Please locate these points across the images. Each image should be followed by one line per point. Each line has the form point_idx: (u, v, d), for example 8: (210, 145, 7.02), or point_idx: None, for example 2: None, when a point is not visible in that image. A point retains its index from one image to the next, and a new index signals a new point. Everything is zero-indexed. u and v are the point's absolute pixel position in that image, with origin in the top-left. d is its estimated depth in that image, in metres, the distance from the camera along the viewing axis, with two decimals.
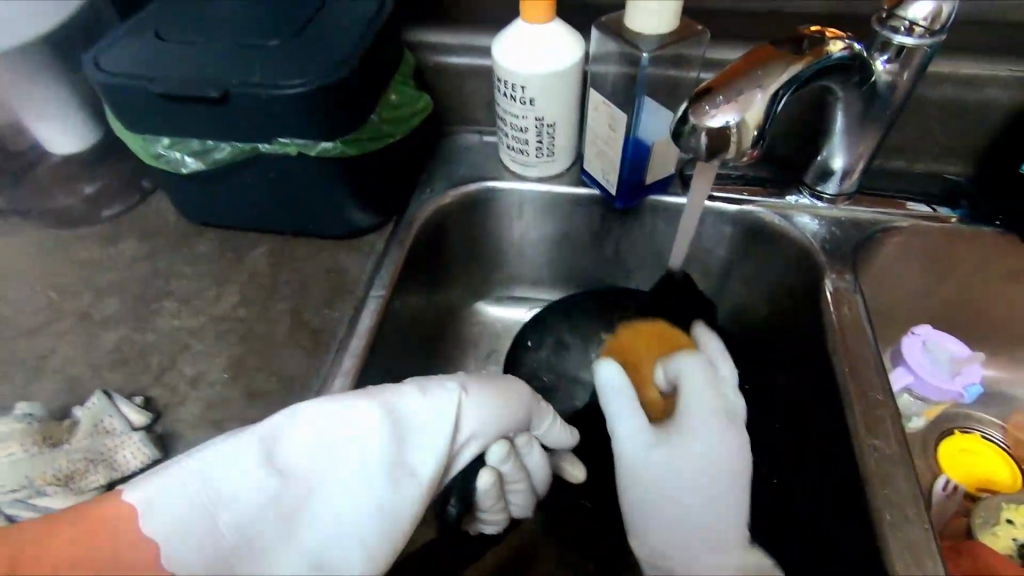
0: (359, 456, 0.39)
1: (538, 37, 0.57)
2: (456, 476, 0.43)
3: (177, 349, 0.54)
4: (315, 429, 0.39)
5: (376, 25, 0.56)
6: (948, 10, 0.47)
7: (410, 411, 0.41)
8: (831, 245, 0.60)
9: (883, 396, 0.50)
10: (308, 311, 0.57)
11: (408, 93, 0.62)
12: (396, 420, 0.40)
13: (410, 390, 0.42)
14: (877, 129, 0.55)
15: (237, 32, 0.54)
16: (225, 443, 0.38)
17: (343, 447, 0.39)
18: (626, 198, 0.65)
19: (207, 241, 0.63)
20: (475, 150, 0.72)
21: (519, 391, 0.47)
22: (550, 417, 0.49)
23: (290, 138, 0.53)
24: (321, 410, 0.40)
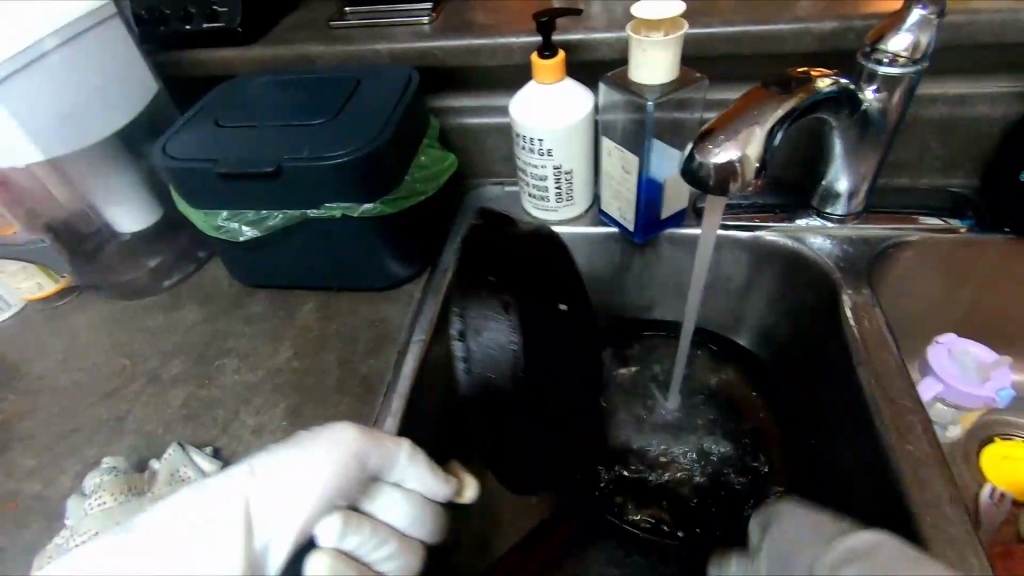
0: (194, 553, 0.40)
1: (551, 95, 0.63)
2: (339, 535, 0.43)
3: (240, 401, 0.58)
4: (154, 535, 0.41)
5: (405, 98, 0.62)
6: (925, 41, 0.52)
7: (271, 477, 0.43)
8: (845, 262, 0.63)
9: (911, 402, 0.51)
10: (356, 358, 0.61)
11: (434, 154, 0.68)
12: (233, 511, 0.41)
13: (243, 476, 0.43)
14: (875, 151, 0.59)
15: (286, 115, 0.61)
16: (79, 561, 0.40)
17: (191, 534, 0.41)
18: (645, 233, 0.69)
19: (259, 301, 0.69)
20: (498, 200, 0.77)
21: (343, 450, 0.44)
22: (402, 460, 0.47)
23: (336, 203, 0.58)
24: (153, 518, 0.41)
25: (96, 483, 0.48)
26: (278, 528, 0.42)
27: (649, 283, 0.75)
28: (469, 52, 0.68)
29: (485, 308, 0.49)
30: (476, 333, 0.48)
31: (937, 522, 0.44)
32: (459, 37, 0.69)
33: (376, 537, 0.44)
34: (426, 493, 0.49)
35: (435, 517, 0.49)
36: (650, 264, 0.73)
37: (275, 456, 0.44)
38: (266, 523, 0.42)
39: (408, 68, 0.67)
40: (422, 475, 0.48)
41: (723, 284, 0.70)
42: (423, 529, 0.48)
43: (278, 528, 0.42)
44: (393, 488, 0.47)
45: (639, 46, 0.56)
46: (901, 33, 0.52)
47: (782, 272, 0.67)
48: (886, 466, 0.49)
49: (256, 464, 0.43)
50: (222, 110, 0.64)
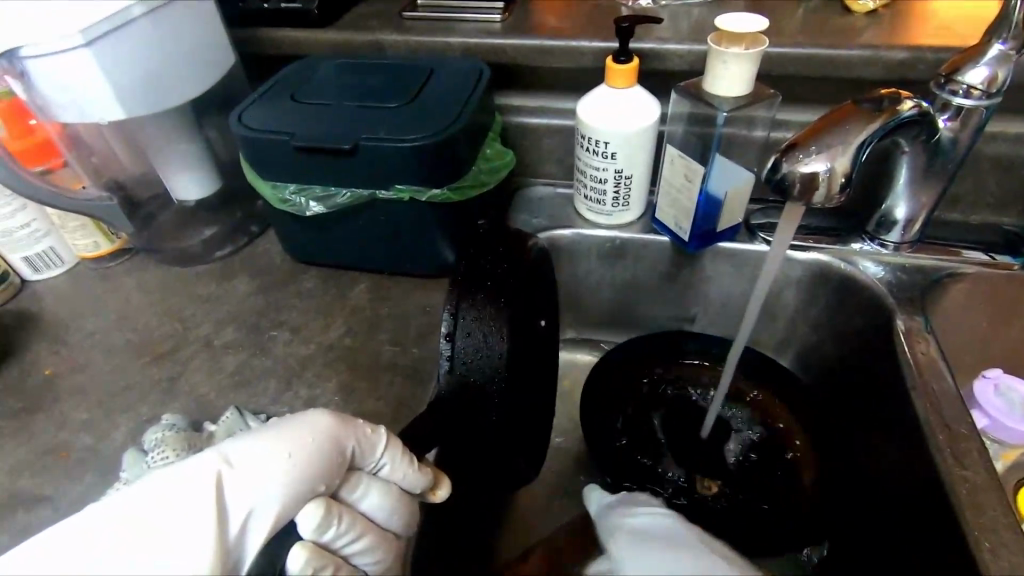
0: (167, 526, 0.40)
1: (621, 100, 0.64)
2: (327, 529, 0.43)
3: (292, 373, 0.59)
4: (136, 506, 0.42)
5: (479, 91, 0.63)
6: (1004, 76, 0.52)
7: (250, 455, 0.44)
8: (898, 288, 0.64)
9: (966, 429, 0.52)
10: (408, 341, 0.62)
11: (497, 149, 0.69)
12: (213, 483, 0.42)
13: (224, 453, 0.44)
14: (940, 179, 0.60)
15: (362, 98, 0.62)
16: (59, 531, 0.41)
17: (169, 504, 0.42)
18: (698, 244, 0.69)
19: (311, 277, 0.69)
20: (548, 201, 0.78)
21: (316, 433, 0.45)
22: (378, 449, 0.46)
23: (406, 185, 0.59)
24: (138, 493, 0.42)
25: (157, 437, 0.49)
26: (253, 506, 0.42)
27: (693, 295, 0.76)
28: (540, 52, 0.70)
29: (479, 312, 0.50)
30: (465, 333, 0.49)
31: (994, 549, 0.45)
32: (531, 37, 0.70)
33: (353, 530, 0.44)
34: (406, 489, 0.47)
35: (410, 510, 0.48)
36: (697, 276, 0.74)
37: (245, 442, 0.45)
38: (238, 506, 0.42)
39: (480, 63, 0.68)
40: (400, 466, 0.46)
41: (770, 302, 0.71)
42: (399, 521, 0.47)
43: (250, 510, 0.42)
44: (372, 480, 0.46)
45: (718, 58, 0.57)
46: (979, 66, 0.53)
47: (832, 295, 0.67)
48: (940, 490, 0.49)
49: (227, 453, 0.44)
50: (298, 86, 0.65)
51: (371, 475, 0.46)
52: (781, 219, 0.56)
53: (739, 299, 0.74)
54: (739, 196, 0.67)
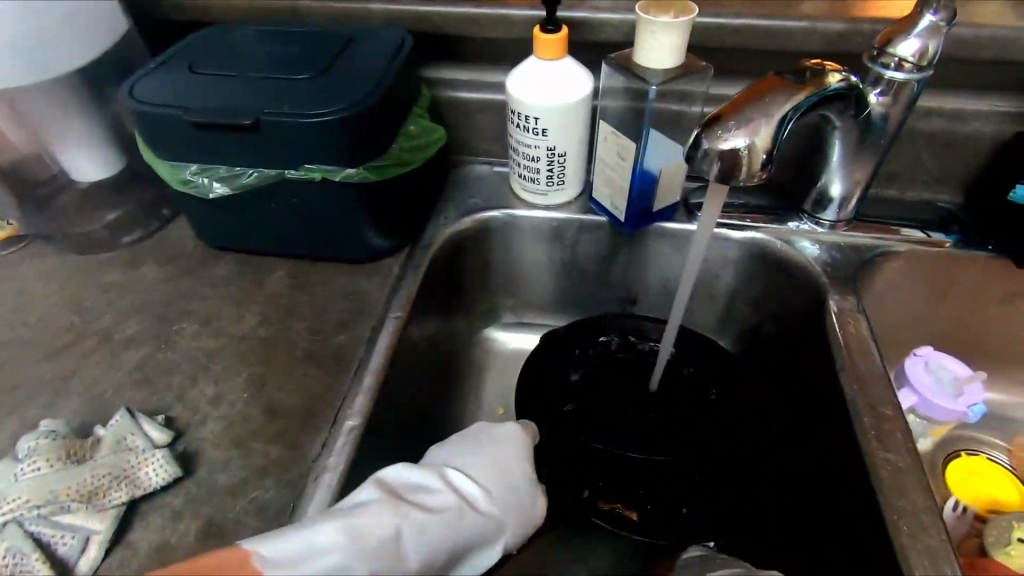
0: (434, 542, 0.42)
1: (550, 72, 0.60)
2: None
3: (198, 369, 0.54)
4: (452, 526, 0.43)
5: (398, 63, 0.59)
6: (933, 48, 0.51)
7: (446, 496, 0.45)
8: (833, 268, 0.63)
9: (893, 411, 0.51)
10: (326, 331, 0.58)
11: (424, 124, 0.65)
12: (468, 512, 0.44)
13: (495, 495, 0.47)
14: (873, 155, 0.58)
15: (268, 69, 0.57)
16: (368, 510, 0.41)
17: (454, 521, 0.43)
18: (635, 224, 0.67)
19: (225, 264, 0.65)
20: (484, 179, 0.74)
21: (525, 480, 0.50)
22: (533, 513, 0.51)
23: (317, 164, 0.55)
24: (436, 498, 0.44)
25: (30, 446, 0.45)
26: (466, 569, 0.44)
27: (634, 276, 0.74)
28: (468, 21, 0.65)
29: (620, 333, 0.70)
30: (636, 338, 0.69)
31: (913, 532, 0.44)
32: (458, 4, 0.65)
33: None
34: None
35: None
36: (636, 257, 0.72)
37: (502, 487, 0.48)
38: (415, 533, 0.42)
39: (403, 31, 0.63)
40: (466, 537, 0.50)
41: (709, 283, 0.70)
42: None
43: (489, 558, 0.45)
44: None
45: (646, 28, 0.54)
46: (910, 38, 0.51)
47: (769, 276, 0.66)
48: (864, 473, 0.49)
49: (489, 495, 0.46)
50: (198, 55, 0.59)
51: None
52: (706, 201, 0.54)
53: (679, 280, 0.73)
54: (674, 172, 0.64)
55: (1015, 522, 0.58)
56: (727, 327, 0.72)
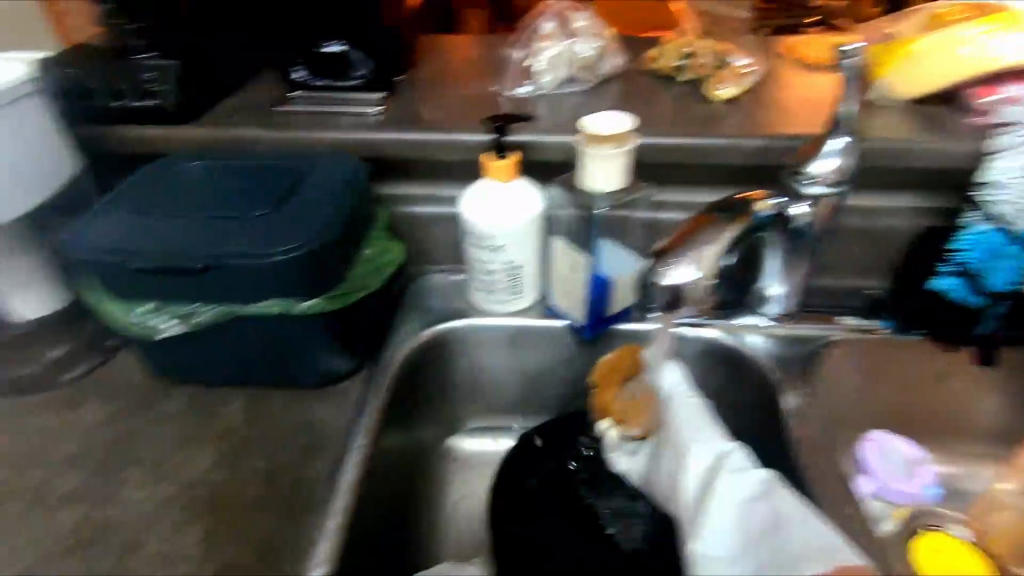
0: None
1: (500, 195, 0.63)
2: None
3: (144, 524, 0.51)
4: None
5: (352, 193, 0.61)
6: (843, 166, 0.57)
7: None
8: (781, 361, 0.66)
9: (856, 509, 0.53)
10: (285, 468, 0.55)
11: (382, 244, 0.67)
12: None
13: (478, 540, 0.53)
14: (805, 259, 0.64)
15: (224, 205, 0.57)
16: None
17: None
18: (594, 329, 0.69)
19: (176, 397, 0.62)
20: (443, 289, 0.75)
21: None
22: None
23: (274, 299, 0.55)
24: None
25: None
26: None
27: (595, 376, 0.75)
28: (421, 145, 0.69)
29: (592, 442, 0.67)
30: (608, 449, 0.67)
31: None
32: (411, 130, 0.69)
33: None
34: None
35: None
36: (596, 357, 0.73)
37: None
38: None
39: (357, 160, 0.66)
40: None
41: None
42: None
43: None
44: None
45: (588, 158, 0.58)
46: (824, 158, 0.57)
47: (724, 370, 0.69)
48: None
49: None
50: (150, 193, 0.59)
51: None
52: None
53: None
54: (626, 281, 0.68)
55: None
56: None
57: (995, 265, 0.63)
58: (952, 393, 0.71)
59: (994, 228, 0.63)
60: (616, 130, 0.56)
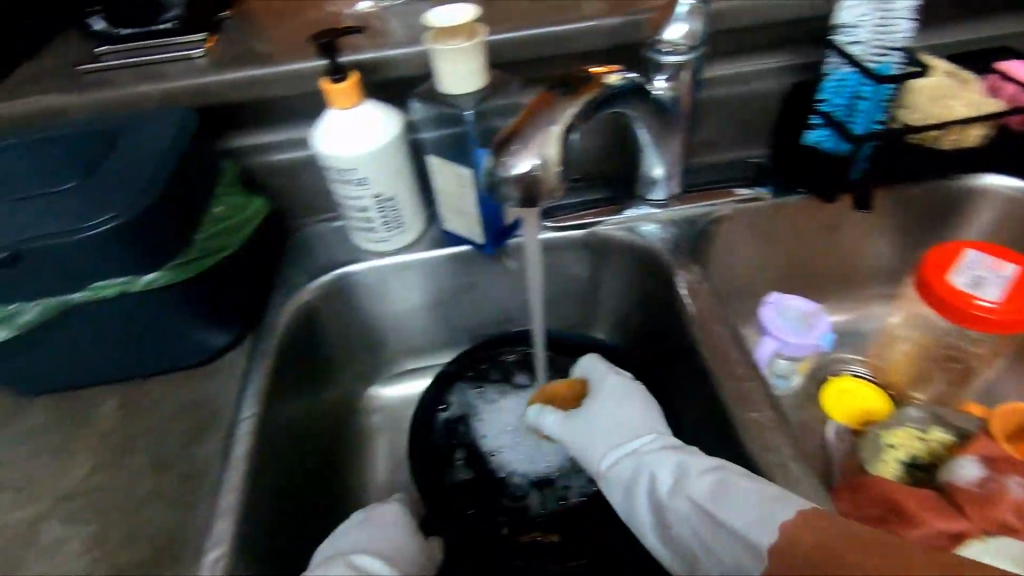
0: (441, 172, 0.62)
1: (352, 121, 0.58)
2: (563, 128, 0.43)
3: (22, 548, 0.47)
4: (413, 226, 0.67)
5: (179, 144, 0.54)
6: (699, 28, 0.54)
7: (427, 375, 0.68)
8: (673, 243, 0.66)
9: (749, 368, 0.54)
10: (171, 455, 0.52)
11: (234, 202, 0.60)
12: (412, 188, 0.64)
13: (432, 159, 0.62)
14: (677, 132, 0.61)
15: (22, 186, 0.50)
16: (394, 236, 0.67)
17: (456, 187, 0.62)
18: (495, 243, 0.67)
19: (38, 410, 0.56)
20: (324, 240, 0.70)
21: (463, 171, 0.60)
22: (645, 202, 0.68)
23: (106, 279, 0.49)
24: (440, 171, 0.62)
25: None
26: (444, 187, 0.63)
27: (500, 297, 0.73)
28: (253, 84, 0.62)
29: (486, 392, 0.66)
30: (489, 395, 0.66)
31: (788, 482, 0.46)
32: (239, 68, 0.61)
33: (548, 121, 0.42)
34: (550, 161, 0.42)
35: (536, 108, 0.43)
36: (496, 277, 0.71)
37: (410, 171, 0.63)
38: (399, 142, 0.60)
39: (183, 109, 0.58)
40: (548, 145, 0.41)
41: (571, 283, 0.71)
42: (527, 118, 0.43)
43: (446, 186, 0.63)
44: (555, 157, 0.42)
45: (442, 55, 0.53)
46: (674, 23, 0.54)
47: (620, 263, 0.68)
48: (737, 437, 0.51)
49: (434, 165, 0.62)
50: None
51: (514, 171, 0.41)
52: (526, 224, 0.55)
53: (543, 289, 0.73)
54: (459, 28, 0.53)
55: (885, 431, 0.63)
56: (598, 318, 0.74)
57: (857, 109, 0.63)
58: (839, 242, 0.73)
59: (850, 71, 0.61)
60: (457, 22, 0.52)
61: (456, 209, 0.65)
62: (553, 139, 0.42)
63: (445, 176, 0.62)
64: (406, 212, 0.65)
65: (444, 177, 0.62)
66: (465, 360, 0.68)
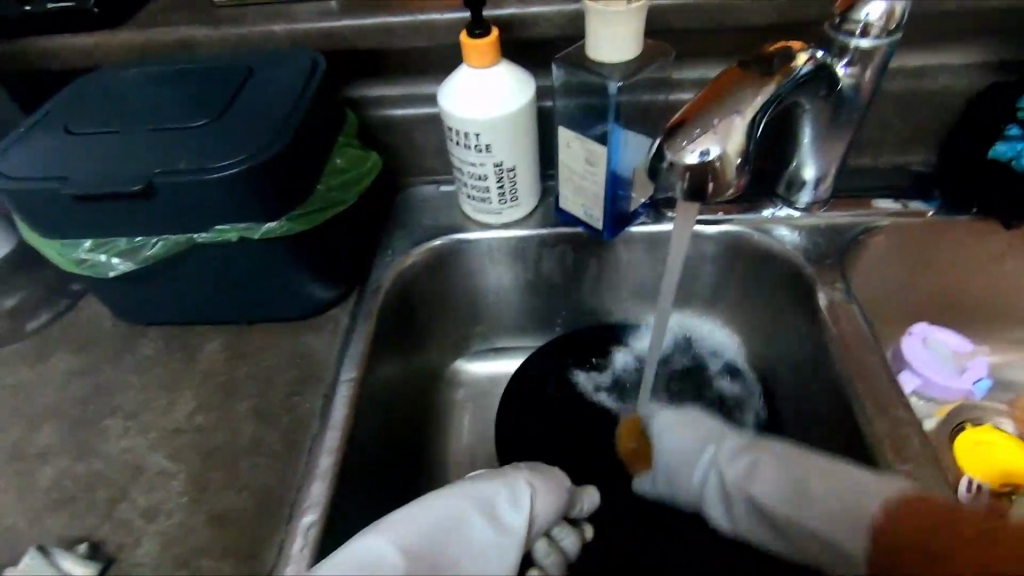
0: (568, 146, 0.57)
1: (485, 82, 0.54)
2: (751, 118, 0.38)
3: (129, 477, 0.48)
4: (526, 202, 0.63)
5: (310, 90, 0.51)
6: (901, 8, 0.46)
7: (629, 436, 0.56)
8: (816, 253, 0.59)
9: (901, 411, 0.48)
10: (271, 406, 0.52)
11: (354, 154, 0.58)
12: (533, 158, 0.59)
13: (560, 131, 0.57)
14: (846, 131, 0.53)
15: (157, 117, 0.49)
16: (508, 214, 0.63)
17: (583, 164, 0.57)
18: (614, 230, 0.61)
19: (150, 340, 0.57)
20: (433, 203, 0.67)
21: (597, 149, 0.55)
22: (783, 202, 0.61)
23: (230, 223, 0.48)
24: (567, 145, 0.57)
25: None
26: (567, 162, 0.58)
27: (607, 286, 0.68)
28: (385, 32, 0.58)
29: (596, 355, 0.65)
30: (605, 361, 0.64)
31: None
32: (373, 14, 0.58)
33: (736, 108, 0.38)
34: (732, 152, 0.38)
35: (723, 92, 0.38)
36: (606, 265, 0.66)
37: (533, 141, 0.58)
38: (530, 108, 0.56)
39: (314, 52, 0.55)
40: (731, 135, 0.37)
41: (688, 281, 0.65)
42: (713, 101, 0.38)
43: (570, 161, 0.58)
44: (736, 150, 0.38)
45: (600, 18, 0.48)
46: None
47: (748, 268, 0.62)
48: None
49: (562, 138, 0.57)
50: (73, 111, 0.51)
51: (689, 159, 0.37)
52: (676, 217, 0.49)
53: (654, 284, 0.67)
54: None
55: None
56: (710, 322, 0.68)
57: None
58: (1009, 275, 0.63)
59: None
60: None
61: (575, 187, 0.60)
62: (740, 130, 0.38)
63: (572, 151, 0.57)
64: (523, 184, 0.61)
65: (571, 152, 0.57)
66: (569, 340, 0.65)
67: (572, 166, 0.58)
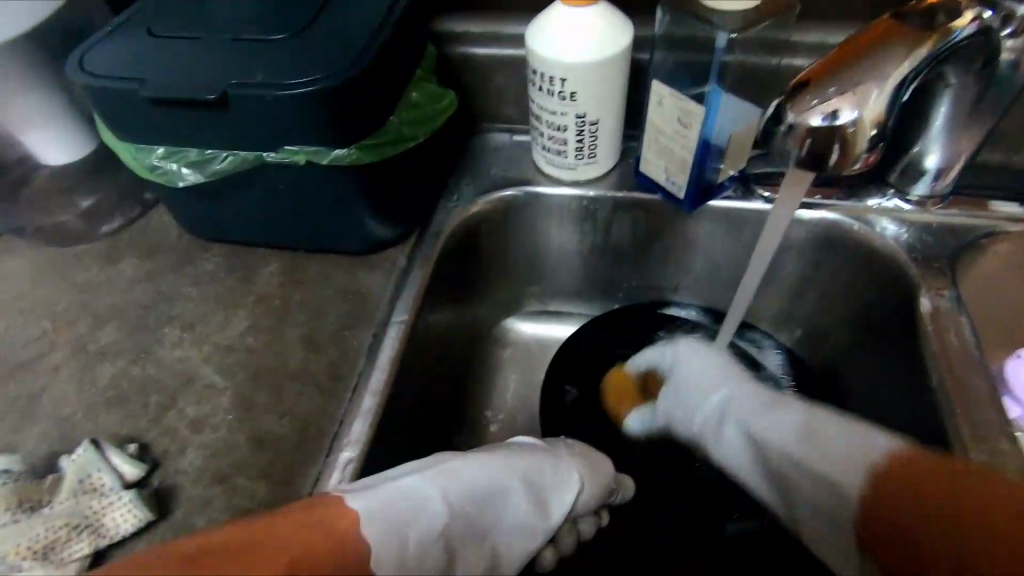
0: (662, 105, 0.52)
1: (579, 21, 0.49)
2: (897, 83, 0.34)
3: (180, 387, 0.49)
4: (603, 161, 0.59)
5: (394, 14, 0.48)
6: None
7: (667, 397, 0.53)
8: (924, 254, 0.52)
9: (1004, 442, 0.43)
10: (321, 337, 0.51)
11: (429, 90, 0.55)
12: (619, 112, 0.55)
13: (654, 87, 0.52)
14: (989, 117, 0.46)
15: (238, 29, 0.48)
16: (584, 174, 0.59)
17: (672, 125, 0.52)
18: (695, 202, 0.57)
19: (212, 256, 0.57)
20: (504, 152, 0.64)
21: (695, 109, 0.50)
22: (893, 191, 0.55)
23: (299, 145, 0.46)
24: (660, 102, 0.52)
25: None
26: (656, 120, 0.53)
27: (677, 262, 0.64)
28: None
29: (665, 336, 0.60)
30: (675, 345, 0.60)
31: None
32: None
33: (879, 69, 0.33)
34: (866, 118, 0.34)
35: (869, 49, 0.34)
36: (680, 239, 0.62)
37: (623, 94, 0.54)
38: (624, 56, 0.51)
39: None
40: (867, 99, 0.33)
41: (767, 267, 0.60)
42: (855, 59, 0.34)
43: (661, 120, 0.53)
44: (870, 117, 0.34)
45: None
46: None
47: (840, 262, 0.56)
48: None
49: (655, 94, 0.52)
50: (158, 14, 0.50)
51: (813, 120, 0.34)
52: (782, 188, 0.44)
53: (729, 266, 0.62)
54: None
55: None
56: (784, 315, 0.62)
57: None
58: None
59: None
60: None
61: (660, 149, 0.55)
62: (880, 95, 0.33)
63: (665, 109, 0.52)
64: (603, 140, 0.56)
65: (662, 112, 0.52)
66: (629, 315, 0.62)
67: (661, 127, 0.53)
